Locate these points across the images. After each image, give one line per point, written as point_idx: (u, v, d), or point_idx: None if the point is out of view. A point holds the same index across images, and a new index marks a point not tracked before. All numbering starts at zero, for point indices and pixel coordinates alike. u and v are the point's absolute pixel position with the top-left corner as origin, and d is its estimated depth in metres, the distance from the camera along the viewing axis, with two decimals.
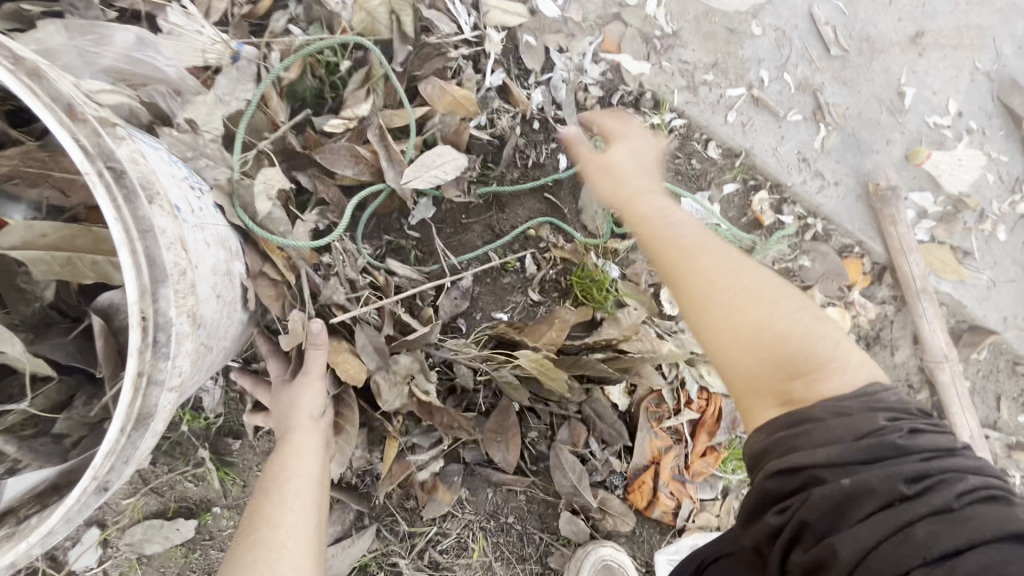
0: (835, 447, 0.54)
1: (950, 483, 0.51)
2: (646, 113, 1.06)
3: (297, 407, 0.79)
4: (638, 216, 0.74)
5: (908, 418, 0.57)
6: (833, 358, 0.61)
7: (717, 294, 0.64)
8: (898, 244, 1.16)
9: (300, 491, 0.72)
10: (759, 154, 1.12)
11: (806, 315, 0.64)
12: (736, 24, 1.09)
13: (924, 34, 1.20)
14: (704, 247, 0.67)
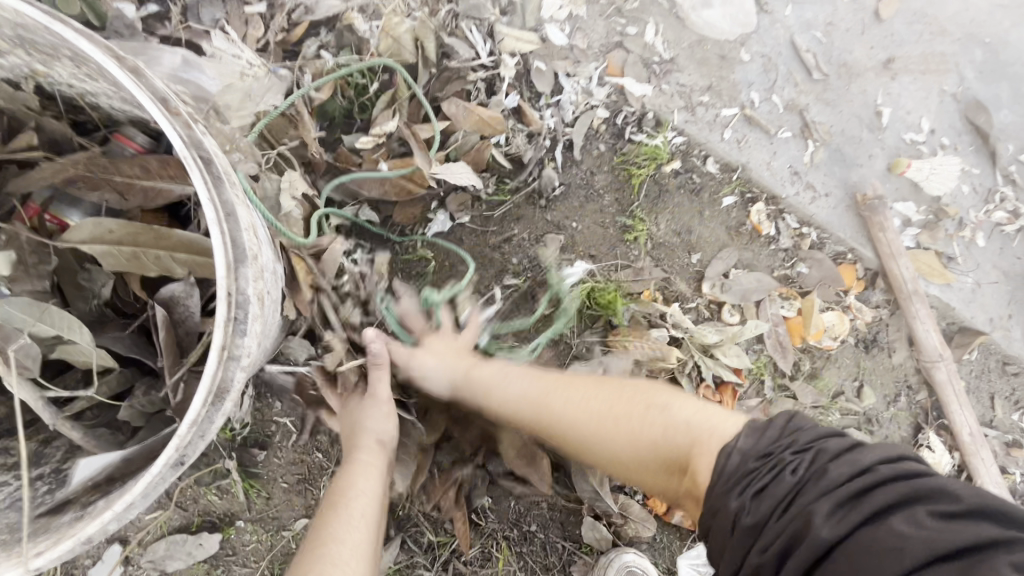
0: (731, 548, 0.65)
1: (810, 529, 0.59)
2: (648, 133, 1.13)
3: (366, 425, 0.83)
4: (483, 380, 0.91)
5: (751, 476, 0.66)
6: (699, 440, 0.74)
7: (579, 434, 0.83)
8: (887, 249, 1.24)
9: (356, 510, 0.76)
10: (754, 169, 1.20)
11: (656, 416, 0.79)
12: (726, 51, 1.18)
13: (895, 60, 1.32)
14: (547, 395, 0.87)
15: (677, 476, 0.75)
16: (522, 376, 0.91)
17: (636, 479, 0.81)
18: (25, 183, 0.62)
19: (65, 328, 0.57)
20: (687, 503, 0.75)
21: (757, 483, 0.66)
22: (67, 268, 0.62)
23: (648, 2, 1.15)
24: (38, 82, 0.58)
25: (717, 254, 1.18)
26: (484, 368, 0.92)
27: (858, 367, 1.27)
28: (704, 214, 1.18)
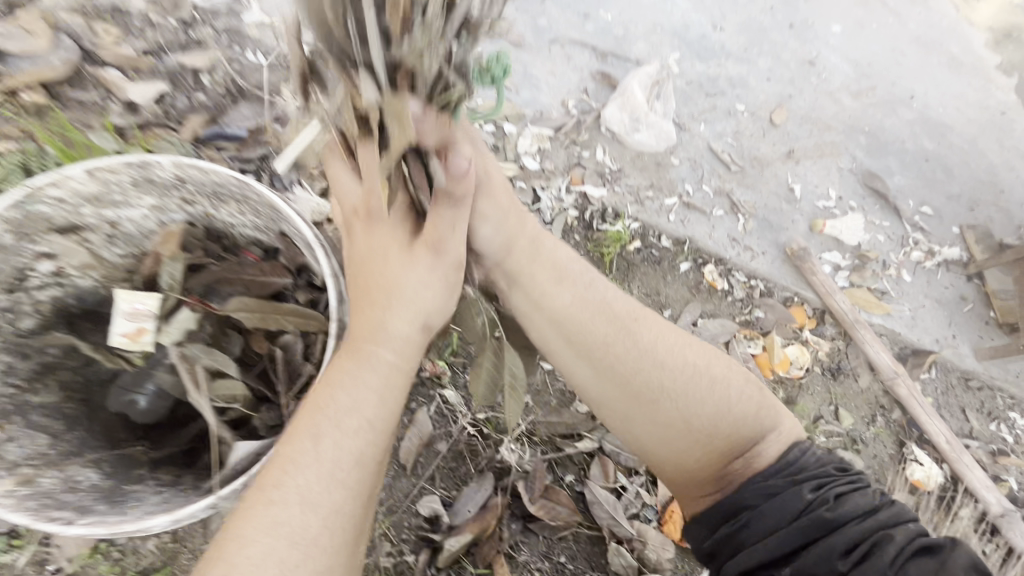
0: (773, 519, 0.84)
1: (880, 542, 0.80)
2: (610, 222, 1.48)
3: (398, 302, 0.74)
4: (551, 269, 0.91)
5: (829, 484, 0.86)
6: (772, 430, 0.92)
7: (666, 381, 0.88)
8: (824, 289, 1.50)
9: (351, 417, 0.70)
10: (699, 240, 1.52)
11: (755, 395, 0.94)
12: (660, 159, 1.58)
13: (795, 150, 1.70)
14: (642, 323, 0.91)
15: (727, 455, 0.89)
16: (613, 295, 0.94)
17: (675, 444, 0.89)
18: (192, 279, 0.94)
19: (224, 363, 0.92)
20: (697, 479, 0.90)
21: (835, 490, 0.85)
22: (218, 334, 0.96)
23: (595, 134, 1.57)
24: (207, 220, 0.94)
25: (683, 308, 1.46)
26: (570, 279, 0.92)
27: (830, 393, 1.46)
28: (667, 278, 1.48)
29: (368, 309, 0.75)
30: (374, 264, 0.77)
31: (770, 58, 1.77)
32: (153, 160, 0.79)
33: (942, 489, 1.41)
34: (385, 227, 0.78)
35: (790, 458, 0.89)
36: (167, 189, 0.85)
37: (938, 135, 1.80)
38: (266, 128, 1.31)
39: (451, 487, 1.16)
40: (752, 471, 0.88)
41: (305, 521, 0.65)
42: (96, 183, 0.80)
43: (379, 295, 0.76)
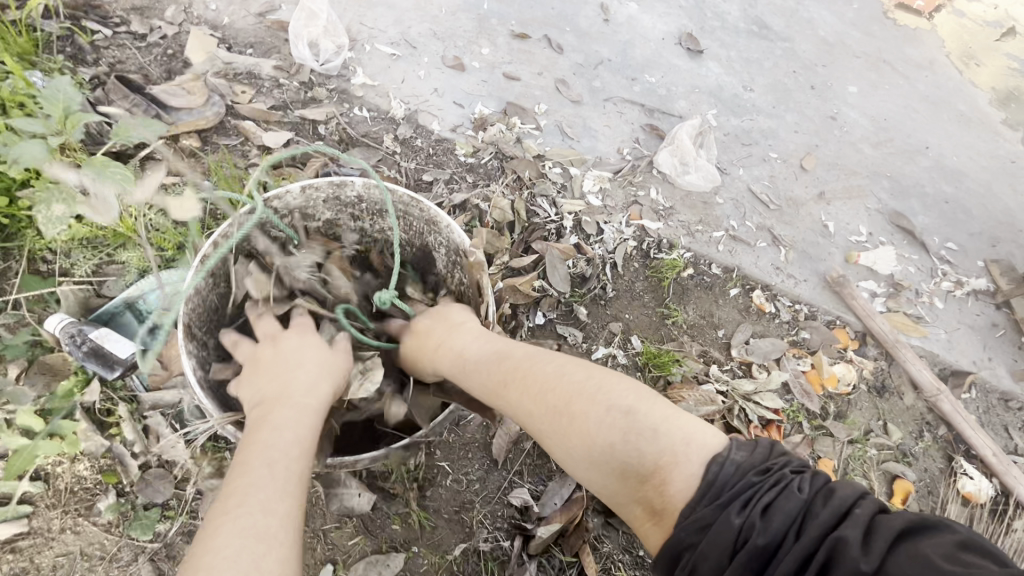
0: (714, 559, 0.79)
1: (841, 559, 0.72)
2: (666, 252, 1.65)
3: (296, 375, 1.00)
4: (445, 359, 1.13)
5: (757, 497, 0.80)
6: (667, 453, 0.89)
7: (538, 421, 1.00)
8: (864, 312, 1.64)
9: (275, 448, 0.87)
10: (747, 268, 1.68)
11: (622, 421, 0.93)
12: (706, 198, 1.78)
13: (826, 192, 1.89)
14: (507, 384, 1.05)
15: (632, 480, 0.91)
16: (487, 359, 1.09)
17: (589, 479, 0.96)
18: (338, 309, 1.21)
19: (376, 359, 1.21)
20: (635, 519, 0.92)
21: (762, 502, 0.80)
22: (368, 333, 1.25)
23: (648, 176, 1.78)
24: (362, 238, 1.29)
25: (735, 328, 1.60)
26: (445, 354, 1.14)
27: (877, 409, 1.56)
28: (719, 301, 1.63)
29: (277, 387, 0.98)
30: (280, 361, 1.03)
31: (797, 114, 2.01)
32: (349, 180, 1.17)
33: (994, 502, 1.48)
34: (288, 341, 1.07)
35: (707, 475, 0.84)
36: (346, 206, 1.23)
37: (956, 181, 1.99)
38: (374, 170, 1.57)
39: (538, 482, 1.27)
40: (670, 495, 0.86)
41: (266, 520, 0.77)
42: (306, 195, 1.17)
43: (287, 371, 1.00)
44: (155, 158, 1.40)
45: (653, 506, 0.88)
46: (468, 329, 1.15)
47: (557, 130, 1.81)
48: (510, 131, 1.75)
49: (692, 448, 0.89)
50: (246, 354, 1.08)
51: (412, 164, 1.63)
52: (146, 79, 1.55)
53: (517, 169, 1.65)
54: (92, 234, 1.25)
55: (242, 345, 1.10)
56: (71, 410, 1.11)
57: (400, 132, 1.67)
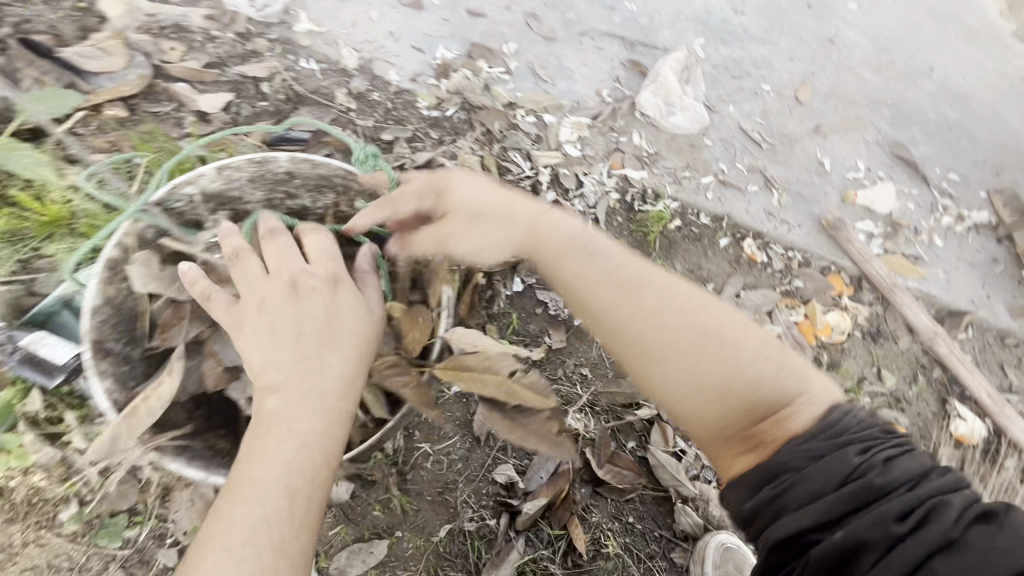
0: (818, 483, 0.78)
1: (939, 517, 0.72)
2: (651, 203, 1.54)
3: (323, 352, 0.87)
4: (549, 240, 0.94)
5: (879, 446, 0.80)
6: (802, 394, 0.87)
7: (670, 336, 0.87)
8: (860, 257, 1.56)
9: (293, 472, 0.80)
10: (737, 215, 1.58)
11: (772, 356, 0.89)
12: (693, 140, 1.64)
13: (822, 126, 1.75)
14: (645, 286, 0.91)
15: (756, 414, 0.85)
16: (612, 256, 0.94)
17: (696, 403, 0.86)
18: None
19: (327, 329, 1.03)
20: (734, 447, 0.86)
21: (885, 452, 0.79)
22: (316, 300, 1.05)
23: (630, 120, 1.63)
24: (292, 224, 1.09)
25: (726, 281, 1.52)
26: (542, 234, 0.95)
27: (872, 356, 1.51)
28: (708, 253, 1.54)
29: (294, 362, 0.85)
30: (301, 328, 0.87)
31: (792, 39, 1.83)
32: (270, 157, 0.99)
33: (987, 443, 1.46)
34: (310, 298, 0.89)
35: (831, 420, 0.83)
36: (274, 185, 1.02)
37: (961, 104, 1.85)
38: (327, 131, 1.41)
39: (523, 456, 1.23)
40: (783, 435, 0.83)
41: (260, 544, 0.74)
42: (224, 179, 0.98)
43: (314, 356, 0.87)
44: (76, 133, 1.26)
45: (760, 441, 0.84)
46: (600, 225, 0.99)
47: (529, 73, 1.64)
48: (476, 77, 1.59)
49: (825, 399, 0.87)
50: (245, 274, 0.91)
51: (369, 121, 1.46)
52: (56, 39, 1.36)
53: (485, 121, 1.50)
54: (17, 226, 1.13)
55: (243, 257, 0.92)
56: (15, 422, 1.04)
57: (354, 85, 1.51)
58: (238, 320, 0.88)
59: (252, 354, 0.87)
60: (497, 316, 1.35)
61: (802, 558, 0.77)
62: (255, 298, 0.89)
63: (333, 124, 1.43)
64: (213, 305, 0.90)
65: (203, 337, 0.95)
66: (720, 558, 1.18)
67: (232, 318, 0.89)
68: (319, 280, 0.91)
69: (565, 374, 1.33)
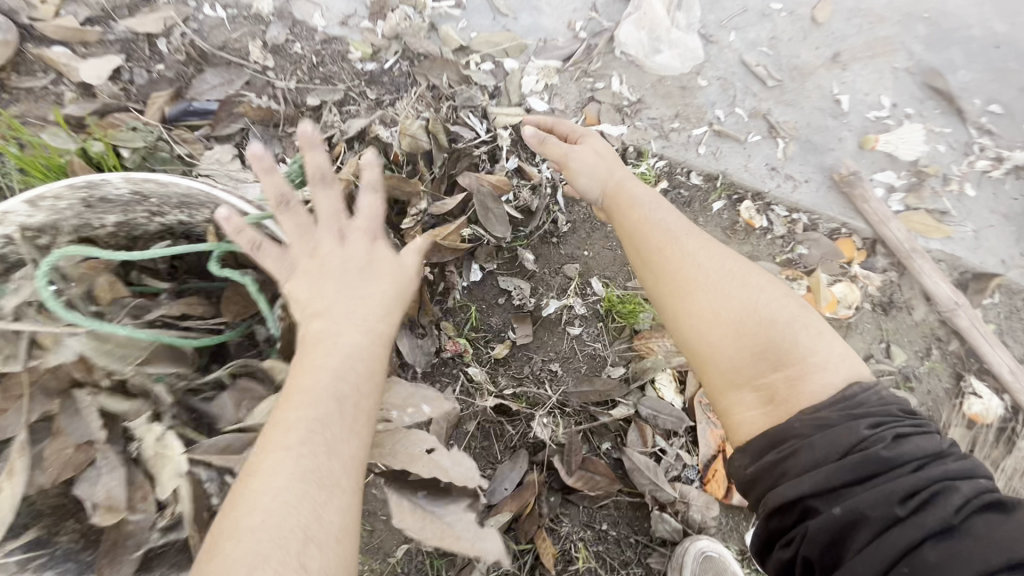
0: (822, 452, 0.75)
1: (944, 505, 0.68)
2: (633, 163, 1.32)
3: (369, 281, 0.75)
4: (626, 199, 1.03)
5: (895, 421, 0.77)
6: (822, 354, 0.84)
7: (700, 275, 0.90)
8: (876, 217, 1.34)
9: (341, 384, 0.66)
10: (734, 173, 1.35)
11: (798, 311, 0.88)
12: (685, 82, 1.38)
13: (841, 53, 1.46)
14: (691, 236, 0.96)
15: (771, 361, 0.84)
16: (670, 213, 1.00)
17: (713, 337, 0.86)
18: (113, 350, 0.86)
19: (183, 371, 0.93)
20: (744, 386, 0.84)
21: (897, 428, 0.76)
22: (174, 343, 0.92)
23: (609, 60, 1.36)
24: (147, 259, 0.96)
25: None
26: (623, 191, 1.05)
27: (880, 330, 1.34)
28: (699, 221, 1.33)
29: (335, 287, 0.74)
30: (354, 263, 0.76)
31: None
32: (100, 181, 0.75)
33: (1003, 422, 1.32)
34: (356, 234, 0.78)
35: (851, 390, 0.80)
36: (128, 205, 0.81)
37: (1015, 14, 1.51)
38: (236, 98, 1.16)
39: (485, 467, 1.14)
40: (801, 395, 0.81)
41: (305, 460, 0.61)
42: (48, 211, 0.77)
43: (357, 287, 0.74)
44: None
45: (775, 394, 0.83)
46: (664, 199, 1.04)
47: (486, 5, 1.35)
48: (420, 15, 1.31)
49: (845, 364, 0.84)
50: (296, 219, 0.78)
51: (291, 82, 1.22)
52: None
53: (431, 73, 1.25)
54: None
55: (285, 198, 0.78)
56: None
57: (269, 34, 1.24)
58: (291, 264, 0.77)
59: (297, 294, 0.75)
60: (455, 312, 1.19)
61: (800, 530, 0.75)
62: (306, 245, 0.77)
63: (246, 90, 1.19)
64: (263, 254, 0.77)
65: (53, 413, 0.86)
66: (699, 567, 1.09)
67: (281, 267, 0.77)
68: (362, 233, 0.78)
69: (533, 373, 1.20)
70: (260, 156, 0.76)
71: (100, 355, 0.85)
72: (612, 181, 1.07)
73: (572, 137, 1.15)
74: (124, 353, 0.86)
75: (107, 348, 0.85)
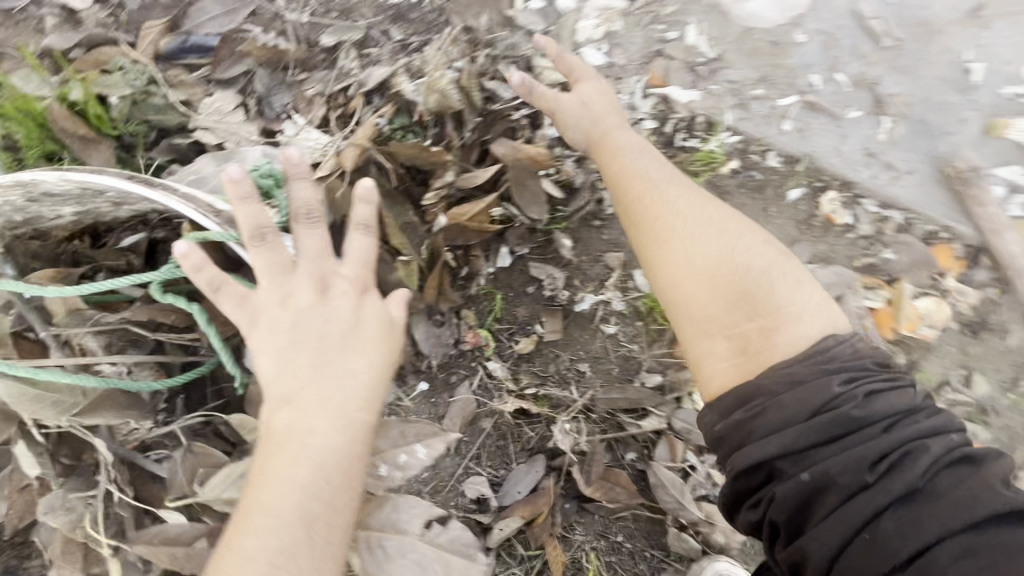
0: (791, 411, 0.73)
1: (914, 467, 0.69)
2: (700, 137, 1.11)
3: (342, 355, 0.67)
4: (613, 145, 0.93)
5: (868, 378, 0.75)
6: (794, 306, 0.80)
7: (679, 222, 0.84)
8: (988, 224, 1.12)
9: (312, 494, 0.61)
10: (823, 157, 1.13)
11: (775, 259, 0.84)
12: (779, 35, 1.13)
13: (986, 6, 1.16)
14: (672, 182, 0.89)
15: (743, 310, 0.79)
16: (656, 162, 0.91)
17: (685, 285, 0.81)
18: (48, 396, 0.77)
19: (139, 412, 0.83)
20: (712, 335, 0.80)
21: (870, 385, 0.74)
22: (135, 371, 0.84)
23: (687, 3, 1.12)
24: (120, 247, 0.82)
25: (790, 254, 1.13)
26: (608, 146, 0.93)
27: (964, 354, 1.15)
28: (769, 211, 1.13)
29: (308, 365, 0.66)
30: (328, 335, 0.68)
31: None
32: (34, 178, 0.71)
33: None
34: (334, 301, 0.70)
35: (825, 343, 0.77)
36: (82, 198, 0.74)
37: None
38: (239, 35, 1.00)
39: (499, 467, 1.07)
40: (773, 347, 0.78)
41: None
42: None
43: (332, 364, 0.67)
44: None
45: (747, 345, 0.79)
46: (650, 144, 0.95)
47: None
48: None
49: (820, 317, 0.80)
50: (270, 262, 0.69)
51: (303, 15, 1.04)
52: None
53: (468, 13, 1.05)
54: None
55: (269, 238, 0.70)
56: None
57: None
58: (255, 314, 0.70)
59: (264, 357, 0.68)
60: (479, 300, 1.07)
61: (766, 493, 0.74)
62: (274, 292, 0.69)
63: (253, 23, 1.02)
64: (222, 297, 0.70)
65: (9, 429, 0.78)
66: None
67: (243, 315, 0.70)
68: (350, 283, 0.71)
69: (558, 373, 1.09)
70: (238, 183, 0.69)
71: (29, 405, 0.77)
72: (597, 129, 0.94)
73: (571, 77, 1.01)
74: (61, 397, 0.78)
75: (34, 396, 0.77)
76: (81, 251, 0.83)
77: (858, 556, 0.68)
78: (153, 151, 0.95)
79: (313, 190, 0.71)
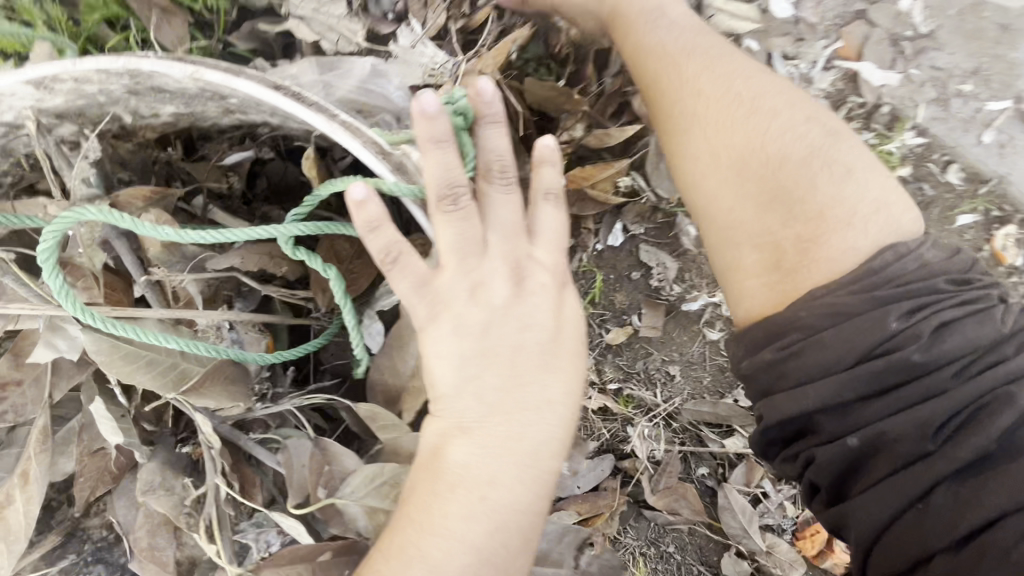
0: (834, 355, 0.61)
1: (988, 427, 0.58)
2: (881, 131, 0.90)
3: (531, 382, 0.57)
4: (630, 15, 0.76)
5: (936, 302, 0.61)
6: (844, 208, 0.65)
7: (702, 107, 0.70)
8: None
9: (483, 551, 0.54)
10: (1015, 182, 0.93)
11: (825, 147, 0.68)
12: (1012, 19, 0.91)
13: None
14: (693, 56, 0.73)
15: (780, 213, 0.66)
16: (679, 33, 0.75)
17: (712, 185, 0.69)
18: (142, 355, 0.61)
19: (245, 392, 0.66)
20: (744, 246, 0.68)
21: (941, 316, 0.60)
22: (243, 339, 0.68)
23: None
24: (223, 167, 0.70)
25: None
26: (628, 13, 0.76)
27: None
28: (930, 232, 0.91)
29: (494, 385, 0.56)
30: (518, 353, 0.57)
31: None
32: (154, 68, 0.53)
33: None
34: (528, 303, 0.59)
35: (880, 259, 0.62)
36: (195, 99, 0.58)
37: None
38: None
39: None
40: (814, 262, 0.65)
41: None
42: (68, 96, 0.56)
43: (518, 393, 0.57)
44: None
45: (783, 262, 0.66)
46: (673, 5, 0.78)
47: None
48: None
49: (876, 220, 0.65)
50: (461, 236, 0.55)
51: None
52: None
53: None
54: None
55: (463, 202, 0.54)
56: None
57: None
58: (436, 307, 0.57)
59: (441, 362, 0.57)
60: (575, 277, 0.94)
61: (804, 452, 0.65)
62: (460, 279, 0.57)
63: None
64: (398, 273, 0.56)
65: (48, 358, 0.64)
66: None
67: (419, 303, 0.57)
68: (548, 277, 0.60)
69: (645, 372, 0.98)
70: (433, 120, 0.52)
71: (121, 365, 0.60)
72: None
73: None
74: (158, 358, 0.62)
75: (127, 354, 0.61)
76: (175, 162, 0.69)
77: (907, 528, 0.61)
78: (231, 35, 0.77)
79: (509, 139, 0.56)
